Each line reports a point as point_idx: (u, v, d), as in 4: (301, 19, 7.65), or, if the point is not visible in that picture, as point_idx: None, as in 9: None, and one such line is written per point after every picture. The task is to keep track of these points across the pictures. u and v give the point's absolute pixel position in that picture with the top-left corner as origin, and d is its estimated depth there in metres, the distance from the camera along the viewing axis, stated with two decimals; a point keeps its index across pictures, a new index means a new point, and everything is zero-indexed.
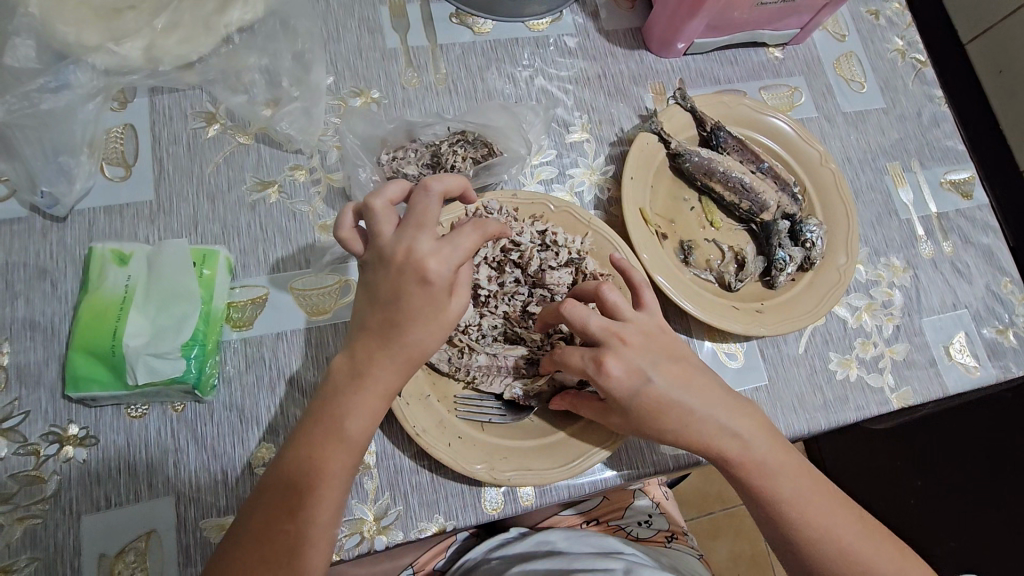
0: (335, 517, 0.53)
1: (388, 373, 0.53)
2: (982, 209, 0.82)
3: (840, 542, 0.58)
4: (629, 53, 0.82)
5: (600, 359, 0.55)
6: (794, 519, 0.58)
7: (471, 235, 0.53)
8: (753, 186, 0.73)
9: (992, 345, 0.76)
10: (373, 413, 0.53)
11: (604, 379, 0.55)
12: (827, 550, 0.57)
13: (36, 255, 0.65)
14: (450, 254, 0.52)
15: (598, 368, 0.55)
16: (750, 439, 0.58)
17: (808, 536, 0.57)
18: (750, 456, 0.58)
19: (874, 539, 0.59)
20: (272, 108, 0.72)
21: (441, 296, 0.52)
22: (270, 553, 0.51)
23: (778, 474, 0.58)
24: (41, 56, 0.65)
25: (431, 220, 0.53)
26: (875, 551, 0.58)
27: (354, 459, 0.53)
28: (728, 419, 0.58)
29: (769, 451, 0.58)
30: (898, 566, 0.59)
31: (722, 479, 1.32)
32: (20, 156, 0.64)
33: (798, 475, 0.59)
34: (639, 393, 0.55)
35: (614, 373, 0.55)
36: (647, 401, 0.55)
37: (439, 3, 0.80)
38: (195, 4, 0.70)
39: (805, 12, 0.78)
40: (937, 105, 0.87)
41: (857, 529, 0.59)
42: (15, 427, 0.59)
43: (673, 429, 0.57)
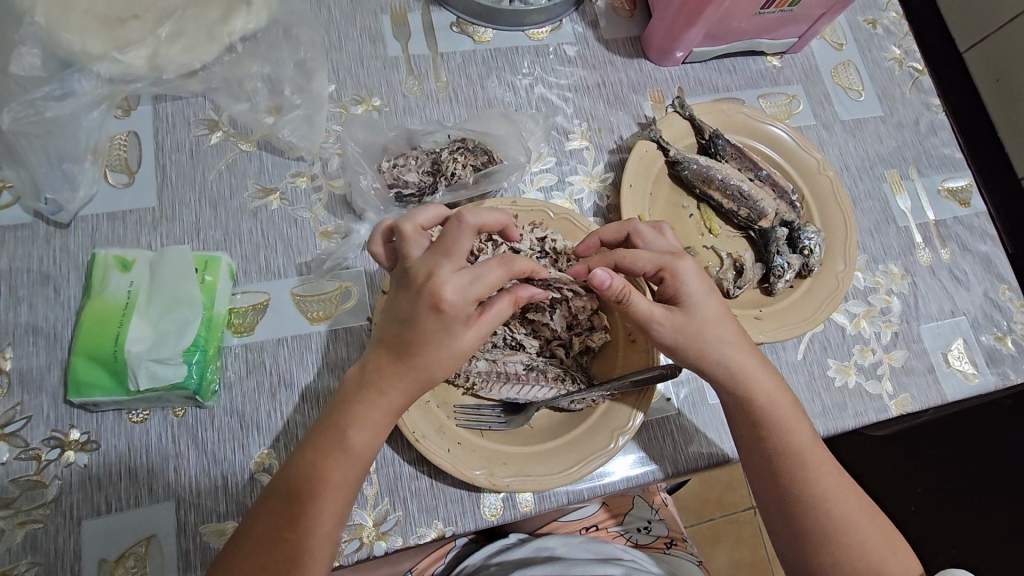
0: (337, 527, 0.53)
1: (397, 389, 0.53)
2: (980, 216, 0.83)
3: (842, 512, 0.58)
4: (628, 62, 0.82)
5: (679, 255, 0.58)
6: (803, 478, 0.58)
7: (496, 271, 0.53)
8: (751, 193, 0.73)
9: (990, 351, 0.76)
10: (377, 426, 0.53)
11: (683, 267, 0.58)
12: (827, 518, 0.58)
13: (40, 260, 0.65)
14: (470, 288, 0.51)
15: (676, 261, 0.58)
16: (775, 386, 0.60)
17: (811, 499, 0.58)
18: (774, 402, 0.59)
19: (873, 522, 0.59)
20: (274, 115, 0.72)
21: (457, 325, 0.52)
22: (267, 560, 0.51)
23: (796, 428, 0.59)
24: (46, 64, 0.65)
25: (459, 251, 0.53)
26: (873, 528, 0.59)
27: (355, 472, 0.53)
28: (759, 361, 0.60)
29: (788, 404, 0.60)
30: (894, 551, 0.59)
31: (722, 485, 1.32)
32: (25, 163, 0.65)
33: (812, 436, 0.60)
34: (705, 297, 0.58)
35: (687, 269, 0.58)
36: (706, 309, 0.58)
37: (440, 12, 0.80)
38: (199, 13, 0.71)
39: (803, 21, 0.79)
40: (934, 113, 0.87)
41: (859, 505, 0.59)
42: (17, 432, 0.59)
43: (722, 342, 0.58)
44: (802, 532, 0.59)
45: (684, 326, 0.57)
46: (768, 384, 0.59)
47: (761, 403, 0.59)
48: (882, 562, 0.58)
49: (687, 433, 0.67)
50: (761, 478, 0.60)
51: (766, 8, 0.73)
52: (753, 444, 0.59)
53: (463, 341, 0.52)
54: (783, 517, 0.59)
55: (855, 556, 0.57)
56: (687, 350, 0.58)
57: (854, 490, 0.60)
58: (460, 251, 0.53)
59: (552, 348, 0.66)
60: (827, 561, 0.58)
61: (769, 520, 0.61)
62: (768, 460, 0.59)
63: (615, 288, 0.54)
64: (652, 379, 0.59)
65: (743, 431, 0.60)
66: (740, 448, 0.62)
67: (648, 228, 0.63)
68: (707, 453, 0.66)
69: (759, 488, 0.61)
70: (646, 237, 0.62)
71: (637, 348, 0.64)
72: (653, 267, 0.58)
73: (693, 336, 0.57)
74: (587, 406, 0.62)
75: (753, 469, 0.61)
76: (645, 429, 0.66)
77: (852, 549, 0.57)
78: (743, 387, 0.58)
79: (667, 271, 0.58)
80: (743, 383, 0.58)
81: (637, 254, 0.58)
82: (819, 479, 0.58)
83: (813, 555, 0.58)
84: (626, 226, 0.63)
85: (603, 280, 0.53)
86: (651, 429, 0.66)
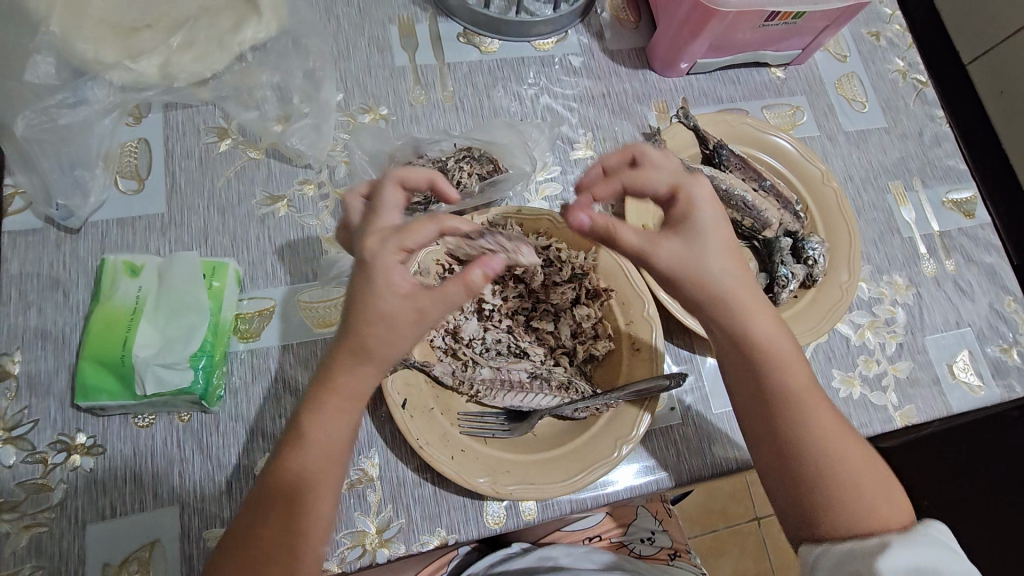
0: (319, 527, 0.53)
1: (347, 370, 0.52)
2: (985, 228, 0.82)
3: (838, 452, 0.56)
4: (633, 72, 0.83)
5: (692, 174, 0.58)
6: (801, 413, 0.56)
7: (423, 223, 0.52)
8: (755, 203, 0.73)
9: (996, 363, 0.75)
10: (333, 413, 0.52)
11: (695, 187, 0.56)
12: (821, 456, 0.55)
13: (50, 266, 0.66)
14: (392, 236, 0.51)
15: (702, 195, 0.56)
16: (776, 328, 0.57)
17: (806, 439, 0.56)
18: (780, 344, 0.57)
19: (880, 476, 0.57)
20: (283, 124, 0.73)
21: (380, 283, 0.50)
22: (247, 558, 0.51)
23: (800, 374, 0.57)
24: (60, 73, 0.67)
25: (388, 203, 0.54)
26: (867, 467, 0.56)
27: (320, 466, 0.52)
28: (766, 302, 0.57)
29: (794, 347, 0.57)
30: (888, 492, 0.56)
31: (727, 496, 1.31)
32: (38, 169, 0.66)
33: (810, 377, 0.57)
34: (719, 222, 0.56)
35: (698, 198, 0.56)
36: (710, 237, 0.55)
37: (447, 22, 0.81)
38: (210, 23, 0.73)
39: (807, 33, 0.80)
40: (939, 125, 0.88)
41: (854, 445, 0.57)
42: (24, 435, 0.59)
43: (726, 275, 0.55)
44: (798, 472, 0.56)
45: (686, 254, 0.55)
46: (768, 331, 0.56)
47: (768, 344, 0.56)
48: (872, 503, 0.55)
49: (691, 443, 0.67)
50: (759, 430, 0.58)
51: (770, 20, 0.74)
52: (756, 391, 0.57)
53: (389, 305, 0.50)
54: (776, 461, 0.57)
55: (861, 510, 0.55)
56: (685, 282, 0.55)
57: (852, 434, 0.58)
58: (390, 206, 0.54)
59: (556, 356, 0.67)
60: (832, 513, 0.55)
61: (768, 474, 0.58)
62: (761, 395, 0.57)
63: (596, 227, 0.55)
64: (657, 389, 0.60)
65: (746, 378, 0.58)
66: (740, 397, 0.59)
67: (654, 150, 0.61)
68: (711, 463, 0.66)
69: (757, 439, 0.59)
70: (651, 157, 0.61)
71: (640, 357, 0.63)
72: (668, 187, 0.57)
73: (692, 269, 0.55)
74: (591, 414, 0.61)
75: (753, 420, 0.59)
76: (649, 438, 0.66)
77: (858, 502, 0.55)
78: (749, 330, 0.56)
79: (681, 191, 0.57)
80: (748, 324, 0.56)
81: (652, 173, 0.58)
82: (817, 417, 0.56)
83: (817, 510, 0.56)
84: (637, 150, 0.61)
85: (581, 222, 0.56)
86: (655, 438, 0.66)
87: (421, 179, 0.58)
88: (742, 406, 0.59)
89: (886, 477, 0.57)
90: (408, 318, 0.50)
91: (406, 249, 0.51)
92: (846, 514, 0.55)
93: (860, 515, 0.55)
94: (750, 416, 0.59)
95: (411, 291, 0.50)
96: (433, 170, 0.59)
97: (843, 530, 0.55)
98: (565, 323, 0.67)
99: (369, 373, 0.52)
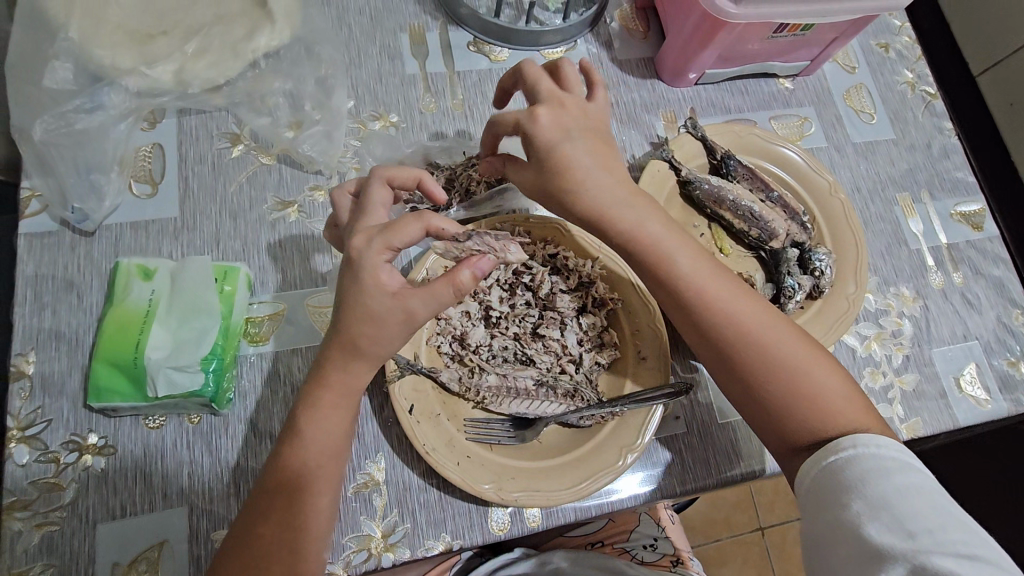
0: (318, 525, 0.54)
1: (338, 367, 0.54)
2: (993, 241, 0.82)
3: (748, 333, 0.58)
4: (642, 82, 0.84)
5: (532, 111, 0.59)
6: (700, 310, 0.59)
7: (409, 221, 0.53)
8: (762, 214, 0.74)
9: (1004, 377, 0.75)
10: (326, 409, 0.55)
11: (529, 121, 0.58)
12: (730, 339, 0.58)
13: (65, 268, 0.67)
14: (378, 235, 0.53)
15: (527, 117, 0.59)
16: (656, 221, 0.60)
17: (715, 326, 0.59)
18: (692, 267, 0.60)
19: (838, 383, 0.58)
20: (295, 130, 0.74)
21: (367, 282, 0.52)
22: (246, 555, 0.52)
23: (720, 293, 0.59)
24: (78, 79, 0.68)
25: (375, 203, 0.57)
26: (788, 349, 0.58)
27: (317, 461, 0.54)
28: (675, 231, 0.61)
29: (710, 270, 0.60)
30: (818, 373, 0.57)
31: (731, 505, 1.31)
32: (55, 173, 0.67)
33: (711, 271, 0.60)
34: (559, 144, 0.58)
35: (543, 121, 0.58)
36: (563, 160, 0.58)
37: (457, 31, 0.82)
38: (224, 31, 0.74)
39: (816, 44, 0.80)
40: (947, 137, 0.87)
41: (769, 322, 0.59)
42: (37, 435, 0.60)
43: (592, 191, 0.59)
44: (731, 368, 0.59)
45: (538, 183, 0.60)
46: (649, 218, 0.60)
47: (677, 270, 0.59)
48: (799, 381, 0.57)
49: (697, 454, 0.67)
50: (706, 357, 0.61)
51: (779, 31, 0.75)
52: (685, 318, 0.61)
53: (377, 303, 0.52)
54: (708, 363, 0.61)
55: (818, 416, 0.56)
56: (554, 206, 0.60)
57: (764, 309, 0.60)
58: (377, 205, 0.57)
59: (563, 364, 0.67)
60: (796, 424, 0.56)
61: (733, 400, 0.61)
62: (691, 319, 0.60)
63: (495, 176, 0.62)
64: (660, 398, 0.60)
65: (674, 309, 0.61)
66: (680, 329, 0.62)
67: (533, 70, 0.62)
68: (717, 474, 0.66)
69: (710, 367, 0.61)
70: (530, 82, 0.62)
71: (646, 366, 0.64)
72: (510, 126, 0.60)
73: (553, 186, 0.59)
74: (596, 421, 0.62)
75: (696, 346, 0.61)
76: (656, 448, 0.66)
77: (812, 408, 0.56)
78: (660, 258, 0.60)
79: (522, 129, 0.59)
80: (653, 252, 0.60)
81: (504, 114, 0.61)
82: (718, 309, 0.59)
83: (782, 423, 0.57)
84: (559, 63, 0.63)
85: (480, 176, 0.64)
86: (662, 448, 0.66)
87: (408, 179, 0.61)
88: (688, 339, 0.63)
89: (815, 357, 0.58)
90: (394, 316, 0.52)
91: (392, 248, 0.53)
92: (780, 409, 0.57)
93: (789, 397, 0.57)
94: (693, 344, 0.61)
95: (399, 289, 0.52)
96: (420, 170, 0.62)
97: (799, 431, 0.56)
98: (572, 331, 0.68)
99: (362, 369, 0.55)
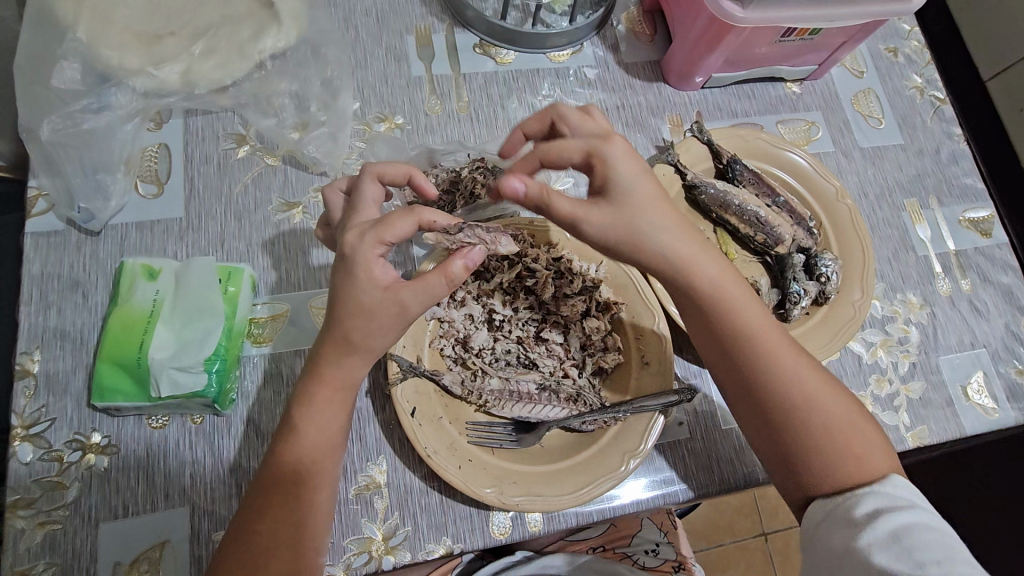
0: (318, 525, 0.54)
1: (332, 363, 0.54)
2: (1002, 247, 0.82)
3: (804, 386, 0.57)
4: (648, 85, 0.83)
5: (607, 138, 0.56)
6: (758, 358, 0.57)
7: (399, 216, 0.53)
8: (768, 219, 0.73)
9: (1012, 386, 0.74)
10: (322, 407, 0.55)
11: (609, 149, 0.55)
12: (785, 389, 0.56)
13: (70, 267, 0.67)
14: (368, 230, 0.53)
15: (602, 145, 0.55)
16: (719, 266, 0.58)
17: (755, 368, 0.57)
18: (737, 305, 0.58)
19: (867, 432, 0.57)
20: (300, 131, 0.74)
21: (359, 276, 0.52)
22: (243, 554, 0.52)
23: (763, 332, 0.58)
24: (85, 78, 0.68)
25: (366, 199, 0.57)
26: (835, 402, 0.57)
27: (313, 457, 0.54)
28: (724, 266, 0.58)
29: (756, 309, 0.58)
30: (861, 430, 0.57)
31: (734, 510, 1.30)
32: (61, 172, 0.68)
33: (768, 319, 0.59)
34: (633, 177, 0.54)
35: (617, 150, 0.55)
36: (640, 196, 0.54)
37: (463, 33, 0.82)
38: (231, 32, 0.74)
39: (824, 48, 0.80)
40: (956, 143, 0.87)
41: (819, 374, 0.58)
42: (41, 433, 0.61)
43: (660, 226, 0.55)
44: (762, 409, 0.58)
45: (611, 216, 0.54)
46: (713, 263, 0.57)
47: (721, 308, 0.57)
48: (846, 437, 0.56)
49: (700, 460, 0.66)
50: (738, 395, 0.60)
51: (787, 35, 0.74)
52: (721, 355, 0.59)
53: (367, 296, 0.52)
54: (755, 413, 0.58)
55: (847, 465, 0.55)
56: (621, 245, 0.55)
57: (812, 360, 0.59)
58: (368, 201, 0.57)
59: (565, 368, 0.67)
60: (821, 471, 0.56)
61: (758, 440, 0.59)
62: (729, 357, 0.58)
63: (530, 194, 0.53)
64: (663, 404, 0.60)
65: (713, 345, 0.60)
66: (714, 364, 0.61)
67: (574, 112, 0.61)
68: (719, 480, 0.66)
69: (739, 405, 0.60)
70: (571, 122, 0.61)
71: (649, 371, 0.63)
72: (581, 153, 0.56)
73: (624, 221, 0.54)
74: (598, 426, 0.62)
75: (728, 382, 0.60)
76: (658, 452, 0.66)
77: (840, 458, 0.55)
78: (702, 295, 0.57)
79: (594, 155, 0.55)
80: (699, 287, 0.57)
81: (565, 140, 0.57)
82: (778, 361, 0.57)
83: (806, 468, 0.56)
84: (588, 108, 0.65)
85: (516, 190, 0.52)
86: (664, 453, 0.66)
87: (398, 174, 0.61)
88: (720, 376, 0.61)
89: (848, 405, 0.58)
90: (386, 309, 0.52)
91: (384, 242, 0.53)
92: (828, 463, 0.55)
93: (837, 453, 0.55)
94: (727, 380, 0.60)
95: (390, 282, 0.53)
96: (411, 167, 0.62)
97: (825, 480, 0.56)
98: (575, 336, 0.68)
99: (358, 365, 0.55)
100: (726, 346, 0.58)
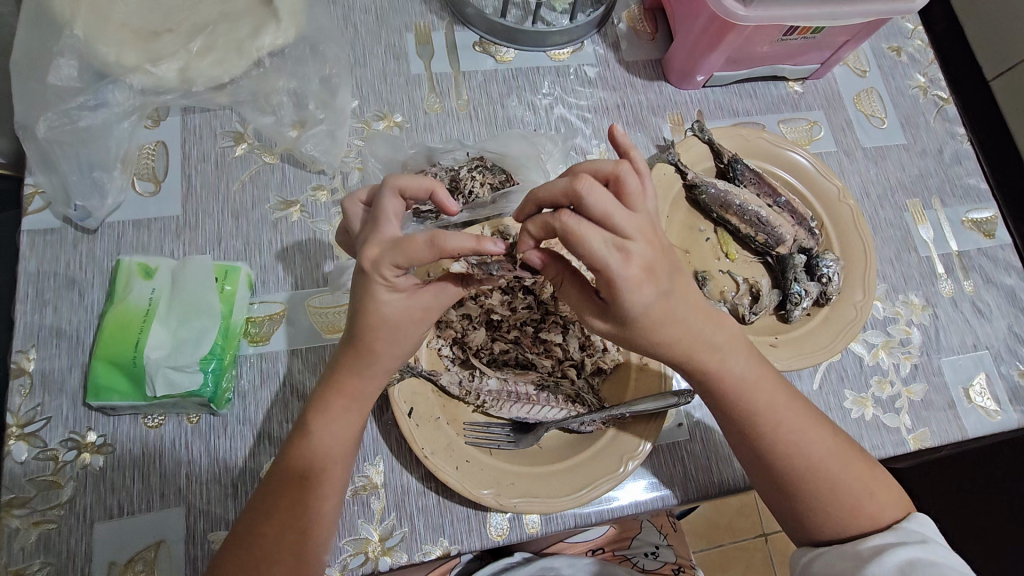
0: (319, 528, 0.54)
1: (348, 370, 0.55)
2: (1005, 249, 0.81)
3: (811, 457, 0.57)
4: (649, 84, 0.83)
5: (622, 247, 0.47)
6: (767, 434, 0.57)
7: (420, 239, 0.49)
8: (770, 219, 0.72)
9: (1014, 388, 0.74)
10: (330, 411, 0.55)
11: (623, 272, 0.47)
12: (793, 460, 0.57)
13: (67, 265, 0.67)
14: (389, 250, 0.50)
15: (619, 259, 0.47)
16: (731, 347, 0.57)
17: (750, 423, 0.58)
18: (731, 366, 0.57)
19: (862, 477, 0.58)
20: (298, 129, 0.74)
21: (368, 277, 0.52)
22: (242, 555, 0.52)
23: (757, 388, 0.58)
24: (83, 75, 0.68)
25: (384, 214, 0.53)
26: (846, 469, 0.57)
27: (319, 462, 0.54)
28: (720, 324, 0.57)
29: (752, 365, 0.58)
30: (871, 488, 0.57)
31: (734, 512, 1.30)
32: (58, 170, 0.67)
33: (779, 394, 0.58)
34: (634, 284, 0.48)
35: (631, 258, 0.47)
36: (655, 303, 0.51)
37: (463, 31, 0.82)
38: (229, 29, 0.73)
39: (827, 47, 0.79)
40: (959, 143, 0.86)
41: (827, 438, 0.58)
42: (37, 432, 0.60)
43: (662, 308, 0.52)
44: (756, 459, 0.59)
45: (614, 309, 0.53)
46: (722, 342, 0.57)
47: (716, 370, 0.57)
48: (855, 499, 0.57)
49: (699, 462, 0.66)
50: (734, 443, 0.60)
51: (788, 34, 0.74)
52: (717, 407, 0.59)
53: (386, 304, 0.52)
54: (762, 475, 0.59)
55: (840, 510, 0.57)
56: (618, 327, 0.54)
57: (821, 424, 0.59)
58: (389, 216, 0.53)
59: (564, 368, 0.67)
60: (817, 515, 0.57)
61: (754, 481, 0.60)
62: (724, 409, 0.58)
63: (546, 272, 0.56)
64: (661, 408, 0.59)
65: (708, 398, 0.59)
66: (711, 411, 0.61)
67: (602, 198, 0.47)
68: (719, 482, 0.65)
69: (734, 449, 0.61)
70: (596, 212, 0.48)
71: (649, 371, 0.63)
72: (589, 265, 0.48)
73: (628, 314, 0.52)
74: (598, 428, 0.61)
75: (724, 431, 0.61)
76: (657, 452, 0.65)
77: (834, 506, 0.57)
78: (699, 360, 0.56)
79: (603, 272, 0.48)
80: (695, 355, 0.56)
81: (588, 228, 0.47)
82: (782, 435, 0.57)
83: (803, 512, 0.58)
84: (616, 169, 0.51)
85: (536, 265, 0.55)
86: (663, 453, 0.66)
87: (420, 190, 0.56)
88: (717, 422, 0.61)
89: (843, 453, 0.58)
90: (387, 311, 0.52)
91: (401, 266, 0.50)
92: (833, 521, 0.57)
93: (844, 513, 0.57)
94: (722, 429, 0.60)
95: (397, 288, 0.52)
96: (437, 181, 0.56)
97: (820, 523, 0.57)
98: (574, 336, 0.67)
99: (368, 371, 0.55)
100: (720, 401, 0.58)
